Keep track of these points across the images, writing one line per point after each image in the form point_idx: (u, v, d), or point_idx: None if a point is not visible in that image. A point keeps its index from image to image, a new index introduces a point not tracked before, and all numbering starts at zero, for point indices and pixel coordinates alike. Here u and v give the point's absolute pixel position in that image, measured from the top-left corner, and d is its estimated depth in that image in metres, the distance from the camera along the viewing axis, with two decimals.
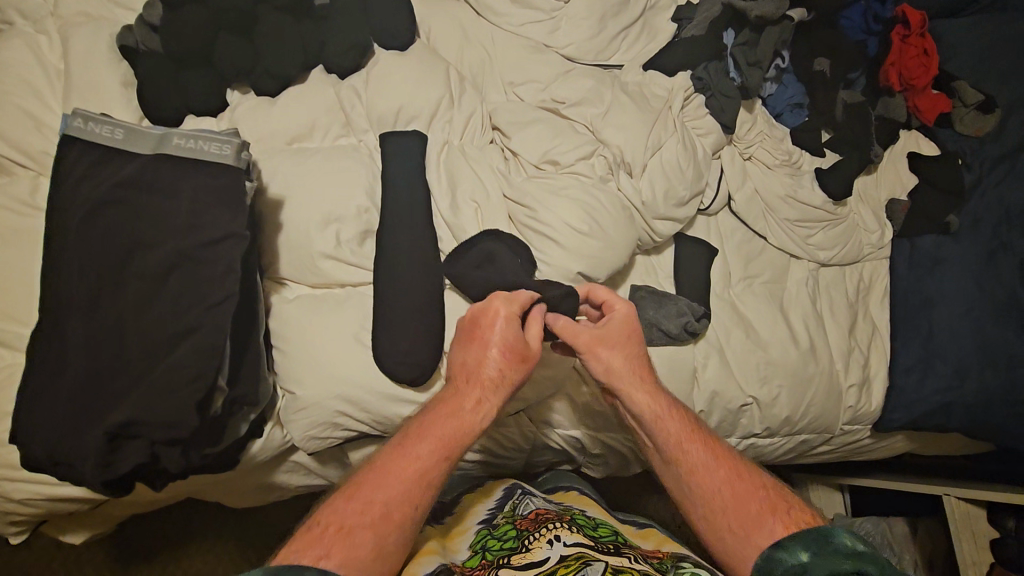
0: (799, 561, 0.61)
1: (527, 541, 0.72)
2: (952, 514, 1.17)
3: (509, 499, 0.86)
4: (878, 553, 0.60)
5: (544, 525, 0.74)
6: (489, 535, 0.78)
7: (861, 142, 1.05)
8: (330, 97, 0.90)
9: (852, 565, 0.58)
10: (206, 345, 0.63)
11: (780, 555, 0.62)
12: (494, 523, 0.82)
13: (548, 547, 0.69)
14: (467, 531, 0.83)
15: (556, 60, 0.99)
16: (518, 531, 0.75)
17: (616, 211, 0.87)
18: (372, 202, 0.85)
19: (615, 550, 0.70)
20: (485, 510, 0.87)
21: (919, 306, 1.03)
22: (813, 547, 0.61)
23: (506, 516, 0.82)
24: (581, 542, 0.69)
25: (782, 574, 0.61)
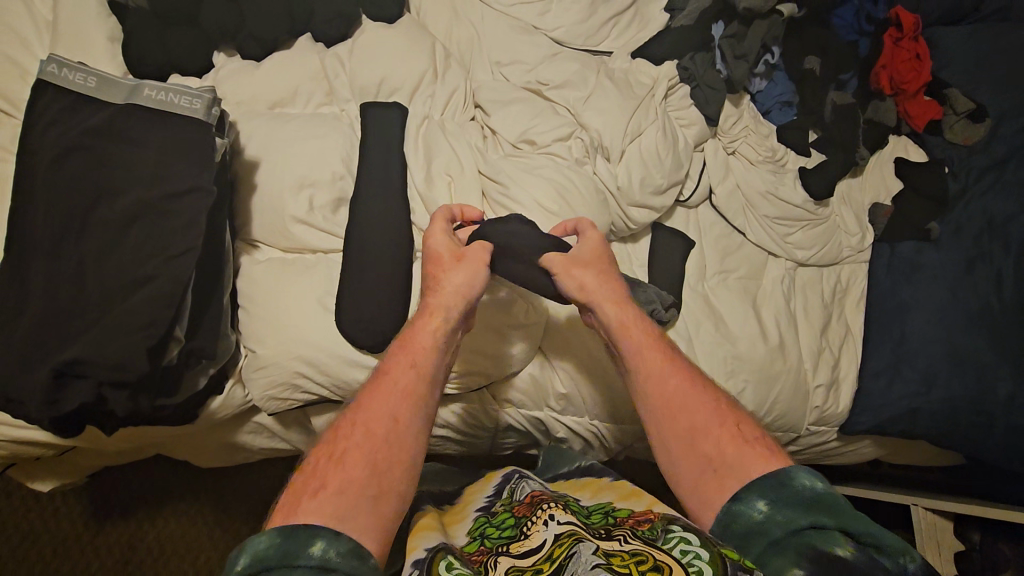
0: (756, 514, 0.60)
1: (527, 526, 0.69)
2: (918, 525, 1.15)
3: (508, 484, 0.83)
4: (835, 493, 0.60)
5: (540, 507, 0.71)
6: (488, 523, 0.75)
7: (847, 144, 1.05)
8: (314, 64, 0.91)
9: (809, 520, 0.57)
10: (162, 294, 0.64)
11: (740, 508, 0.62)
12: (491, 510, 0.79)
13: (544, 528, 0.67)
14: (466, 517, 0.80)
15: (545, 42, 0.99)
16: (517, 517, 0.73)
17: (588, 194, 0.87)
18: (347, 169, 0.85)
19: (607, 533, 0.66)
20: (484, 497, 0.84)
21: (894, 311, 1.02)
22: (770, 497, 0.61)
23: (503, 503, 0.79)
24: (573, 521, 0.67)
25: (741, 527, 0.61)
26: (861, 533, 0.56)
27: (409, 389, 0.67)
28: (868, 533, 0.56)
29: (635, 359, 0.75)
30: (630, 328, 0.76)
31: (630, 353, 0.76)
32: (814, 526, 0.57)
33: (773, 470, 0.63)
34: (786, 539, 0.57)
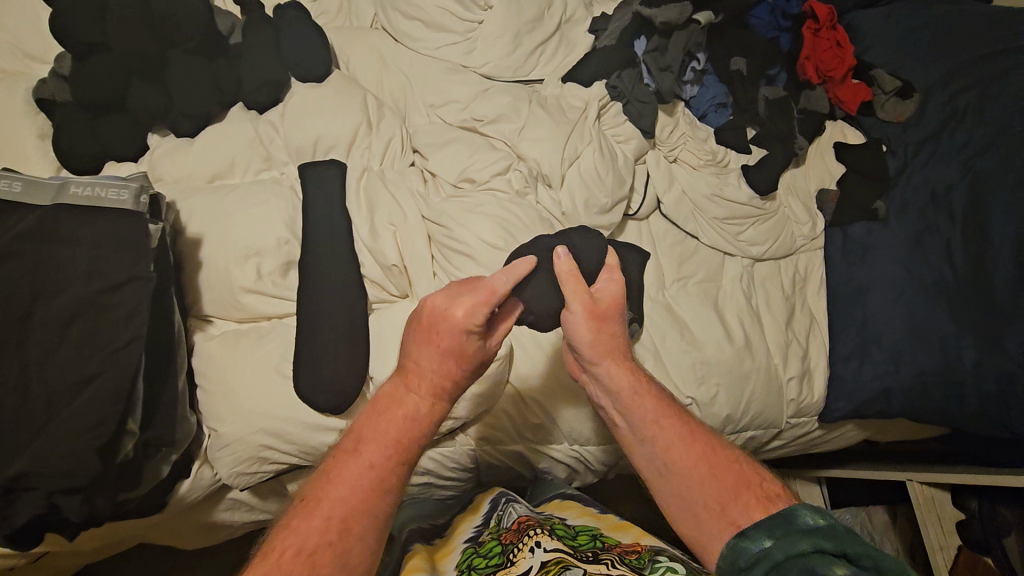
0: (761, 548, 0.61)
1: (511, 554, 0.70)
2: (915, 500, 1.16)
3: (495, 511, 0.86)
4: (842, 524, 0.59)
5: (526, 533, 0.72)
6: (475, 554, 0.76)
7: (782, 137, 1.07)
8: (248, 133, 0.92)
9: (810, 543, 0.58)
10: (110, 391, 0.64)
11: (744, 543, 0.63)
12: (478, 540, 0.81)
13: (530, 555, 0.68)
14: (454, 550, 0.82)
15: (474, 80, 1.00)
16: (503, 543, 0.74)
17: (533, 223, 0.88)
18: (292, 233, 0.86)
19: (594, 557, 0.68)
20: (472, 528, 0.86)
21: (853, 294, 1.03)
22: (775, 532, 0.61)
23: (490, 532, 0.80)
24: (561, 547, 0.68)
25: (747, 562, 0.61)
26: (863, 557, 0.55)
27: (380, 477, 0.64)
28: (870, 558, 0.55)
29: (649, 429, 0.74)
30: (640, 397, 0.75)
31: (642, 423, 0.74)
32: (815, 551, 0.57)
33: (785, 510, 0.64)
34: (789, 564, 0.57)
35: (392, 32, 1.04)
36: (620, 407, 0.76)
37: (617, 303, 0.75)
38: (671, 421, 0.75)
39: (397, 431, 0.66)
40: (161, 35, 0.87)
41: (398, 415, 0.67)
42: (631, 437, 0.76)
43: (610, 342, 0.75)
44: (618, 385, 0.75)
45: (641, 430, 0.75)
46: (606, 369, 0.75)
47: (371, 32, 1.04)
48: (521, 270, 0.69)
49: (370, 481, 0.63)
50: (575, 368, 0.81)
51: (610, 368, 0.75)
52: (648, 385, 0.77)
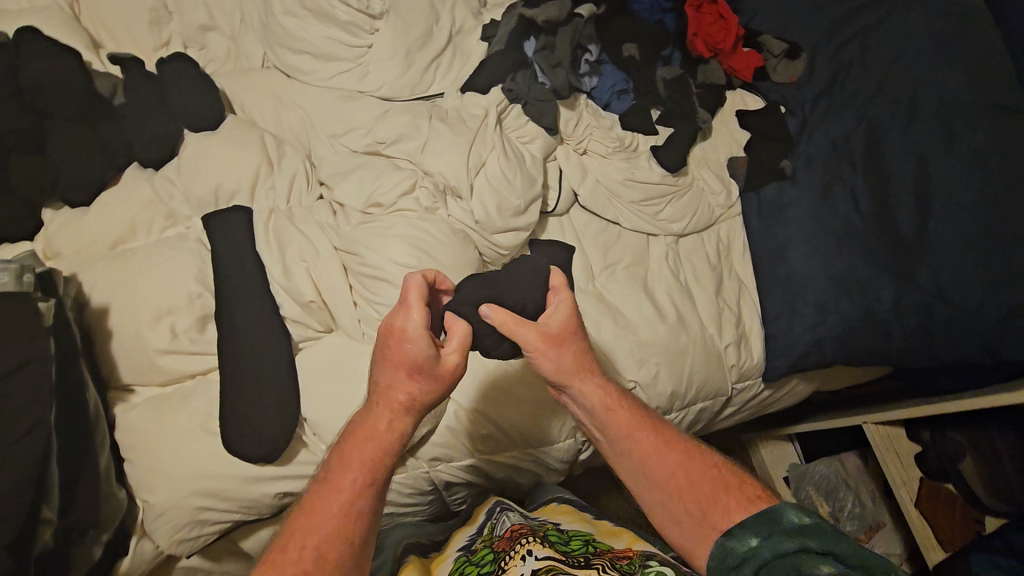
0: (748, 546, 0.63)
1: (504, 561, 0.75)
2: (875, 442, 1.20)
3: (489, 519, 0.91)
4: (825, 522, 0.62)
5: (519, 542, 0.77)
6: (469, 561, 0.81)
7: (684, 115, 1.10)
8: (146, 192, 0.90)
9: (795, 543, 0.60)
10: (18, 481, 0.62)
11: (731, 543, 0.65)
12: (471, 548, 0.86)
13: (522, 562, 0.73)
14: (448, 558, 0.87)
15: (373, 104, 1.00)
16: (495, 552, 0.79)
17: (447, 237, 0.87)
18: (203, 286, 0.85)
19: (586, 561, 0.73)
20: (467, 536, 0.91)
21: (775, 253, 1.05)
22: (762, 530, 0.64)
23: (483, 540, 0.85)
24: (553, 554, 0.73)
25: (735, 561, 0.63)
26: (850, 556, 0.57)
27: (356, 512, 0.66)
28: (857, 556, 0.57)
29: (626, 442, 0.76)
30: (612, 412, 0.76)
31: (618, 436, 0.76)
32: (802, 550, 0.59)
33: (768, 508, 0.66)
34: (775, 562, 0.60)
35: (283, 69, 1.03)
36: (596, 421, 0.77)
37: (572, 324, 0.74)
38: (649, 432, 0.77)
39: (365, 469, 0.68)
40: (34, 106, 0.85)
41: (367, 456, 0.68)
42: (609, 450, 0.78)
43: (575, 363, 0.75)
44: (591, 403, 0.75)
45: (619, 441, 0.76)
46: (578, 390, 0.75)
47: (263, 71, 1.04)
48: (428, 273, 0.72)
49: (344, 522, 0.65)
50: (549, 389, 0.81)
51: (581, 390, 0.75)
52: (620, 397, 0.78)
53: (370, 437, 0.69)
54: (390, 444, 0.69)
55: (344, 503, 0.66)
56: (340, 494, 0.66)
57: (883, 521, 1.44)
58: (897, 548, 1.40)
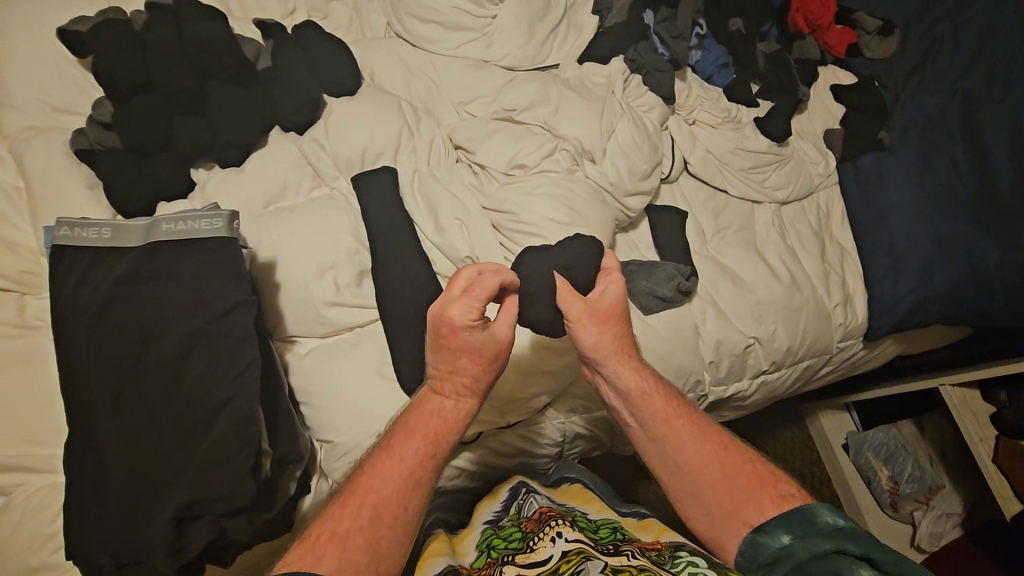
0: (782, 544, 0.66)
1: (532, 541, 0.76)
2: (950, 402, 1.27)
3: (515, 500, 0.90)
4: (860, 527, 0.64)
5: (547, 524, 0.78)
6: (495, 536, 0.83)
7: (786, 87, 1.14)
8: (295, 154, 0.93)
9: (834, 545, 0.62)
10: (244, 413, 0.66)
11: (764, 539, 0.68)
12: (499, 524, 0.86)
13: (551, 543, 0.74)
14: (473, 532, 0.87)
15: (498, 72, 1.04)
16: (525, 531, 0.80)
17: (590, 196, 0.92)
18: (360, 243, 0.89)
19: (614, 549, 0.73)
20: (491, 512, 0.91)
21: (876, 219, 1.11)
22: (796, 530, 0.66)
23: (510, 518, 0.86)
24: (581, 538, 0.74)
25: (768, 556, 0.67)
26: (889, 565, 0.60)
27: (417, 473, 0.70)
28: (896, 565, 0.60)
29: (660, 428, 0.78)
30: (648, 397, 0.79)
31: (654, 420, 0.79)
32: (839, 552, 0.62)
33: (801, 507, 0.69)
34: (812, 562, 0.63)
35: (408, 38, 1.06)
36: (631, 405, 0.80)
37: (619, 305, 0.78)
38: (681, 418, 0.79)
39: (415, 444, 0.71)
40: (198, 66, 0.89)
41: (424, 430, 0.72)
42: (643, 437, 0.80)
43: (612, 345, 0.79)
44: (627, 386, 0.79)
45: (656, 428, 0.79)
46: (616, 370, 0.79)
47: (388, 41, 1.07)
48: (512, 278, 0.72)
49: (393, 484, 0.68)
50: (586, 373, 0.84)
51: (619, 372, 0.79)
52: (656, 383, 0.81)
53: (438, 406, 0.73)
54: (453, 424, 0.74)
55: (394, 470, 0.69)
56: (392, 465, 0.69)
57: (944, 481, 1.49)
58: (957, 507, 1.47)
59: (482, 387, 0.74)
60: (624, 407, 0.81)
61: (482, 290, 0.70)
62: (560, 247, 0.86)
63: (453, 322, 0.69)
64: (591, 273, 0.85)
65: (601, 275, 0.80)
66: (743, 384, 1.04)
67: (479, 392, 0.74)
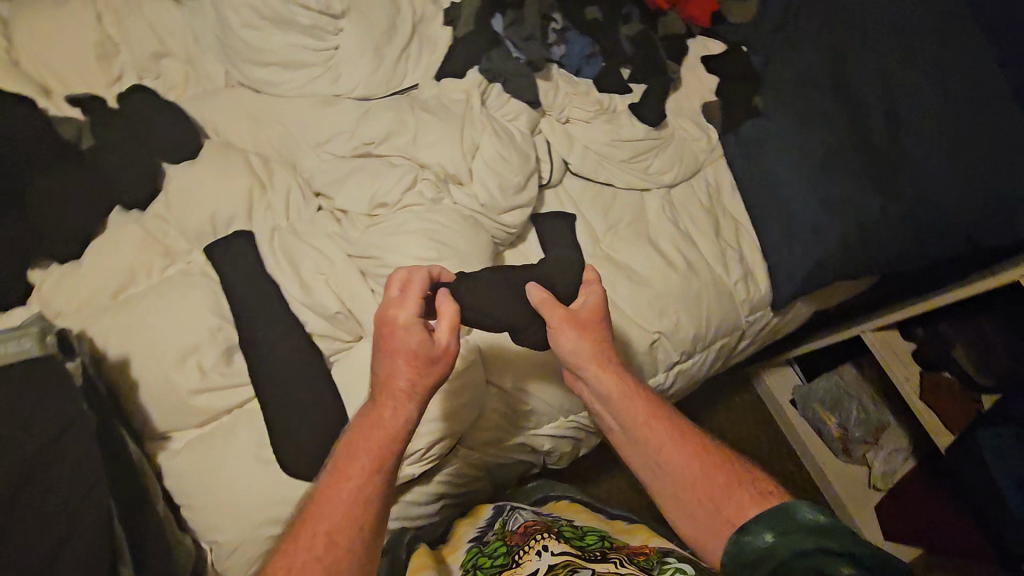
0: (764, 542, 0.64)
1: (517, 557, 0.77)
2: (874, 346, 1.27)
3: (498, 516, 0.92)
4: (841, 522, 0.63)
5: (533, 537, 0.79)
6: (480, 552, 0.83)
7: (654, 68, 1.12)
8: (138, 234, 0.86)
9: (814, 544, 0.61)
10: (91, 545, 0.60)
11: (746, 538, 0.66)
12: (483, 539, 0.88)
13: (537, 558, 0.75)
14: (459, 547, 0.88)
15: (350, 105, 0.97)
16: (510, 546, 0.81)
17: (460, 223, 0.88)
18: (223, 317, 0.82)
19: (602, 556, 0.75)
20: (476, 527, 0.92)
21: (763, 187, 1.10)
22: (777, 528, 0.65)
23: (496, 532, 0.88)
24: (567, 550, 0.75)
25: (750, 556, 0.65)
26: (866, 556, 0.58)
27: (360, 499, 0.67)
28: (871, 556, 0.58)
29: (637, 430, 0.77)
30: (628, 399, 0.78)
31: (633, 423, 0.78)
32: (818, 549, 0.60)
33: (779, 506, 0.68)
34: (794, 561, 0.61)
35: (251, 85, 1.00)
36: (611, 408, 0.80)
37: (598, 312, 0.79)
38: (661, 418, 0.78)
39: (364, 459, 0.68)
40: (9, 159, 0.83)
41: (370, 443, 0.69)
42: (624, 441, 0.80)
43: (590, 350, 0.79)
44: (604, 390, 0.79)
45: (635, 431, 0.78)
46: (593, 375, 0.79)
47: (231, 91, 1.00)
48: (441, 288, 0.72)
49: (343, 505, 0.66)
50: (569, 380, 0.84)
51: (597, 376, 0.79)
52: (636, 387, 0.80)
53: (381, 418, 0.69)
54: (395, 433, 0.69)
55: (341, 492, 0.66)
56: (342, 485, 0.67)
57: (892, 420, 1.48)
58: (903, 442, 1.46)
59: (425, 390, 0.70)
60: (605, 411, 0.81)
61: (415, 287, 0.70)
62: (484, 279, 0.82)
63: (391, 320, 0.69)
64: (573, 285, 0.86)
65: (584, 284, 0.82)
66: (659, 378, 1.02)
67: (421, 395, 0.70)
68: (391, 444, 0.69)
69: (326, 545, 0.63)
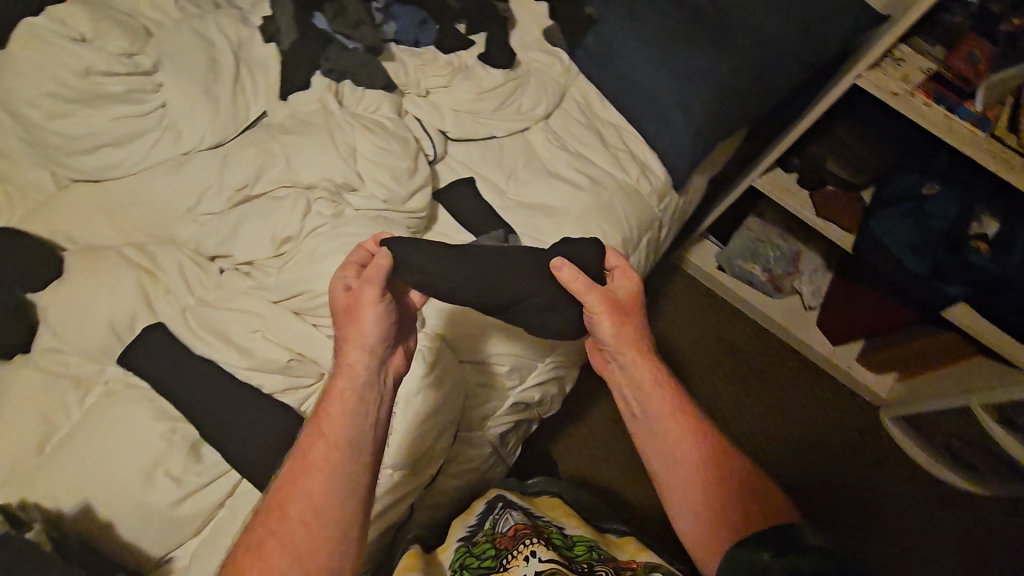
0: (760, 558, 0.66)
1: (506, 561, 0.80)
2: (766, 189, 1.41)
3: (490, 513, 0.90)
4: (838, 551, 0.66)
5: (521, 541, 0.81)
6: (468, 552, 0.84)
7: (486, 13, 1.13)
8: (36, 376, 0.77)
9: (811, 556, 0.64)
10: None
11: (741, 552, 0.68)
12: (473, 539, 0.87)
13: (525, 564, 0.79)
14: (449, 546, 0.88)
15: (206, 156, 0.90)
16: (499, 549, 0.83)
17: (370, 225, 0.86)
18: (171, 418, 0.76)
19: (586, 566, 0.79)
20: (466, 525, 0.91)
21: (625, 86, 1.15)
22: (774, 548, 0.67)
23: (487, 533, 0.87)
24: (553, 557, 0.79)
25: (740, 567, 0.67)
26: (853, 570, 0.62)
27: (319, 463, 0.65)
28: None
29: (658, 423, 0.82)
30: (657, 391, 0.83)
31: (655, 415, 0.82)
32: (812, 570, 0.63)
33: (782, 525, 0.71)
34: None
35: (88, 176, 0.90)
36: (638, 396, 0.84)
37: (635, 295, 0.83)
38: (689, 416, 0.82)
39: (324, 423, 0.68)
40: None
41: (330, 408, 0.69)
42: (640, 427, 0.84)
43: (627, 338, 0.82)
44: (638, 377, 0.83)
45: (653, 422, 0.83)
46: (629, 360, 0.83)
47: (68, 191, 0.90)
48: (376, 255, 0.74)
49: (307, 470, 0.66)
50: (603, 362, 0.89)
51: (633, 361, 0.83)
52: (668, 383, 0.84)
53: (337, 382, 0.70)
54: (347, 396, 0.69)
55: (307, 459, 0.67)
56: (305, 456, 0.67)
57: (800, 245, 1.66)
58: (816, 258, 1.65)
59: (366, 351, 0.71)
60: (631, 395, 0.85)
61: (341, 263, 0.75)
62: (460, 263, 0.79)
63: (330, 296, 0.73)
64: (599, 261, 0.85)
65: (618, 270, 0.85)
66: None
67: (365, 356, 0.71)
68: (344, 405, 0.69)
69: (276, 523, 0.62)
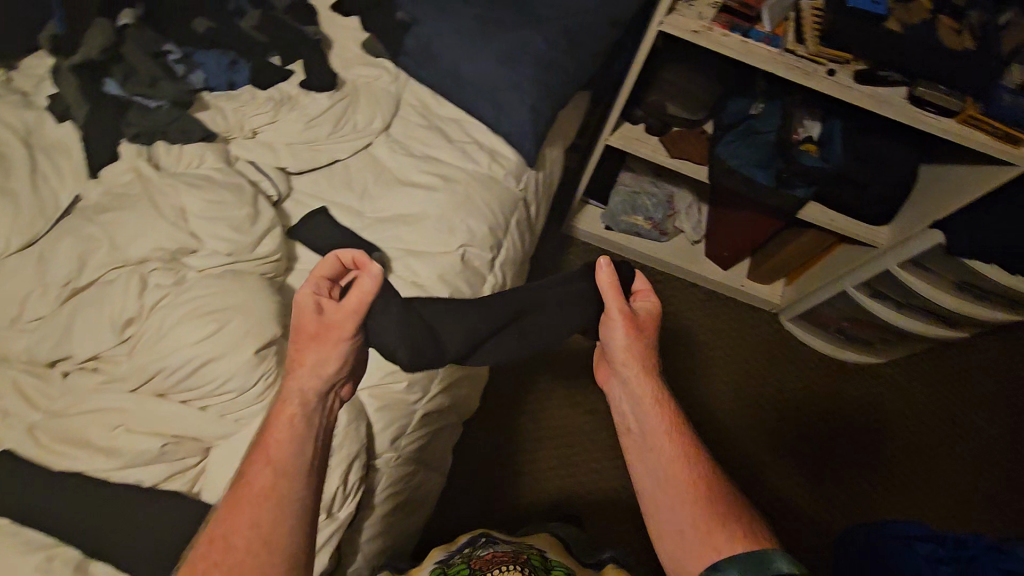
0: None
1: None
2: (619, 143, 1.46)
3: (473, 545, 0.99)
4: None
5: (498, 565, 0.88)
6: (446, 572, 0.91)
7: (295, 40, 1.10)
8: None
9: None
10: None
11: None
12: (449, 561, 0.95)
13: None
14: (422, 568, 0.95)
15: (14, 262, 0.80)
16: (473, 569, 0.89)
17: (217, 283, 0.82)
18: (48, 545, 0.71)
19: None
20: (442, 553, 0.99)
21: (455, 79, 1.16)
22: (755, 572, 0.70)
23: (462, 555, 0.96)
24: None
25: None
26: None
27: (274, 467, 0.71)
28: None
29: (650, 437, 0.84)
30: (657, 409, 0.85)
31: (651, 432, 0.84)
32: None
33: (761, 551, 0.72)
34: None
35: None
36: (636, 412, 0.86)
37: (651, 317, 0.90)
38: (684, 438, 0.83)
39: (278, 428, 0.73)
40: None
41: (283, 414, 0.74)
42: (633, 440, 0.86)
43: (639, 355, 0.87)
44: (639, 391, 0.86)
45: (645, 434, 0.85)
46: (630, 374, 0.87)
47: None
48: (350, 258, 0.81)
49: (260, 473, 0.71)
50: (608, 372, 0.93)
51: (636, 377, 0.87)
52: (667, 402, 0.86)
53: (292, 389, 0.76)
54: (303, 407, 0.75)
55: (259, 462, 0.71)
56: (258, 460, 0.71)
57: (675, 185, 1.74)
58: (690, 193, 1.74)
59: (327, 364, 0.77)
60: (629, 410, 0.88)
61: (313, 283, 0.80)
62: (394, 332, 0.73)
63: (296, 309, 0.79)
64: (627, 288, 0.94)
65: (641, 293, 0.93)
66: (491, 278, 1.07)
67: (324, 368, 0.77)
68: (298, 414, 0.74)
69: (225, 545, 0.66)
